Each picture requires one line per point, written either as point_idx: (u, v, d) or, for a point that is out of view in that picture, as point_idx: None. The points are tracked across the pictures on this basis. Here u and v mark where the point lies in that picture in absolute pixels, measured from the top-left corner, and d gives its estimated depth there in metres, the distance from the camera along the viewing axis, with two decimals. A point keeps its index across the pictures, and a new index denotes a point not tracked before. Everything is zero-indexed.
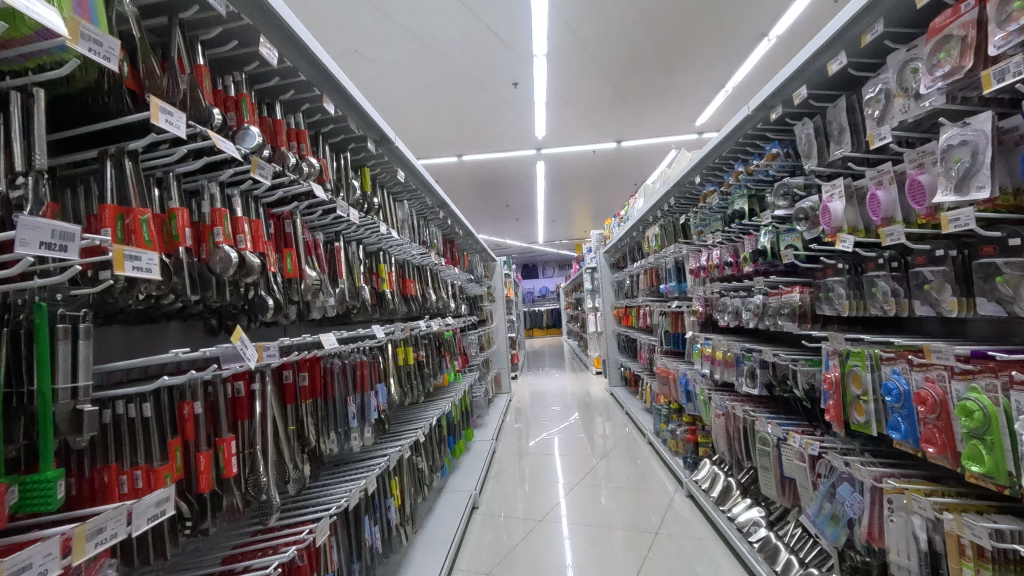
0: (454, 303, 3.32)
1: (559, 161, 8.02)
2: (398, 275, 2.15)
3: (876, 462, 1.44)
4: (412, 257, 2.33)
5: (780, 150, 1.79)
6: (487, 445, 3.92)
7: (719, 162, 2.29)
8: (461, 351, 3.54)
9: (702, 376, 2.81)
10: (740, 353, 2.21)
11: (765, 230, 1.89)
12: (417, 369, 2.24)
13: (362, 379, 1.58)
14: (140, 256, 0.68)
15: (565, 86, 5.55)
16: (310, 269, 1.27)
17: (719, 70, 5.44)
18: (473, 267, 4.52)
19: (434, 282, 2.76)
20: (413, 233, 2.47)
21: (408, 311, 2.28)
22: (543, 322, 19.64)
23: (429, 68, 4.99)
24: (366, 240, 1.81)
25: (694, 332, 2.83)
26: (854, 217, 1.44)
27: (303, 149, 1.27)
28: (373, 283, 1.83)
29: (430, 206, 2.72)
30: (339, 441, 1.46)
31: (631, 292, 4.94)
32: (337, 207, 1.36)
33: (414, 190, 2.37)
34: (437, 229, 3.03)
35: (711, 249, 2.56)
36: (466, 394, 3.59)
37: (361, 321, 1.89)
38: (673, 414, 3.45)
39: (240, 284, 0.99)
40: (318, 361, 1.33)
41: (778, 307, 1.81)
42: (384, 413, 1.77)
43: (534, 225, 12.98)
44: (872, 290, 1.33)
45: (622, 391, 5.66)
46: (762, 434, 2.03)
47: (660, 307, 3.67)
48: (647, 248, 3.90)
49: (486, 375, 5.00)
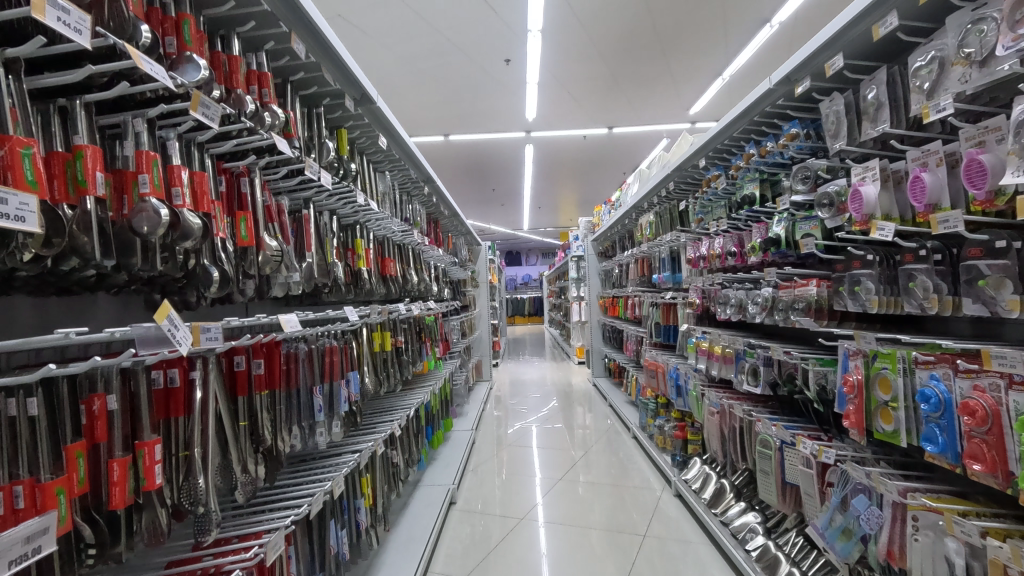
0: (437, 286, 3.14)
1: (548, 146, 7.81)
2: (377, 254, 1.96)
3: (900, 475, 1.31)
4: (393, 234, 2.13)
5: (801, 130, 1.64)
6: (467, 435, 3.76)
7: (727, 144, 2.13)
8: (442, 337, 3.35)
9: (696, 372, 2.68)
10: (742, 350, 2.07)
11: (778, 217, 1.74)
12: (395, 357, 2.06)
13: (332, 368, 1.40)
14: (6, 200, 0.51)
15: (559, 66, 5.34)
16: (270, 238, 1.07)
17: (718, 56, 5.30)
18: (458, 250, 4.34)
19: (416, 263, 2.57)
20: (395, 209, 2.27)
21: (387, 293, 2.09)
22: (525, 310, 19.51)
23: (417, 39, 4.73)
24: (341, 211, 1.61)
25: (690, 325, 2.69)
26: (887, 203, 1.29)
27: (266, 96, 1.08)
28: (347, 260, 1.64)
29: (415, 180, 2.52)
30: (301, 438, 1.28)
31: (620, 282, 4.80)
32: (305, 167, 1.16)
33: (397, 161, 2.17)
34: (421, 207, 2.84)
35: (713, 237, 2.41)
36: (446, 383, 3.41)
37: (334, 301, 1.70)
38: (660, 408, 3.33)
39: (176, 249, 0.80)
40: (279, 346, 1.14)
41: (790, 301, 1.66)
42: (357, 405, 1.59)
43: (520, 211, 12.78)
44: (909, 285, 1.19)
45: (605, 382, 5.55)
46: (763, 436, 1.90)
47: (651, 298, 3.53)
48: (640, 236, 3.76)
49: (467, 363, 4.84)
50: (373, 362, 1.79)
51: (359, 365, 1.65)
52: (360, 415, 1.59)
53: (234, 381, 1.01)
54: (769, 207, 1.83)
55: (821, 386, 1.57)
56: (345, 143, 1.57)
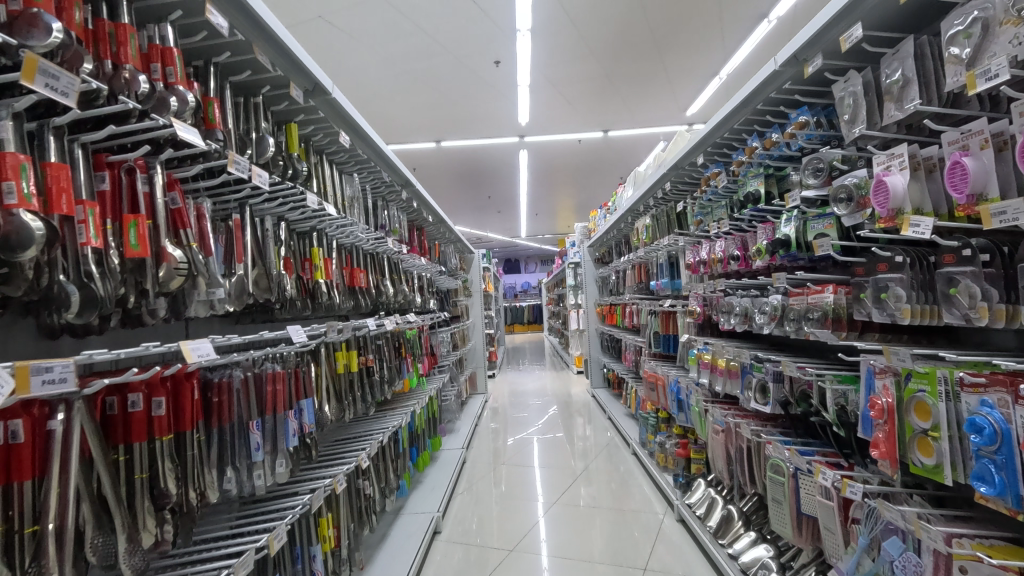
0: (419, 298, 2.95)
1: (542, 150, 7.65)
2: (342, 263, 1.77)
3: (941, 515, 1.10)
4: (362, 242, 1.95)
5: (810, 117, 1.46)
6: (457, 454, 3.55)
7: (727, 138, 1.95)
8: (428, 350, 3.16)
9: (697, 386, 2.49)
10: (748, 363, 1.88)
11: (787, 217, 1.55)
12: (363, 378, 1.87)
13: (275, 398, 1.22)
14: None
15: (551, 67, 5.20)
16: (176, 247, 0.88)
17: (714, 54, 5.15)
18: (446, 259, 4.15)
19: (394, 274, 2.38)
20: (366, 216, 2.08)
21: (356, 306, 1.90)
22: (525, 317, 19.28)
23: (403, 41, 4.58)
24: (291, 216, 1.42)
25: (690, 335, 2.49)
26: (918, 196, 1.10)
27: (170, 75, 0.89)
28: (301, 272, 1.45)
29: (391, 184, 2.34)
30: (235, 483, 1.09)
31: (617, 289, 4.62)
32: (227, 164, 0.97)
33: (368, 163, 1.99)
34: (400, 214, 2.65)
35: (713, 240, 2.23)
36: (433, 399, 3.22)
37: (288, 317, 1.51)
38: (661, 423, 3.13)
39: (14, 264, 0.61)
40: (193, 378, 0.95)
41: (802, 311, 1.47)
42: (311, 437, 1.40)
43: (516, 218, 12.60)
44: (950, 292, 1.00)
45: (604, 393, 5.36)
46: (775, 461, 1.69)
47: (649, 306, 3.34)
48: (636, 241, 3.58)
49: (459, 376, 4.64)
50: (334, 386, 1.59)
51: (315, 391, 1.46)
52: (315, 448, 1.40)
53: (125, 426, 0.82)
54: (776, 205, 1.64)
55: (842, 408, 1.37)
56: (296, 140, 1.39)
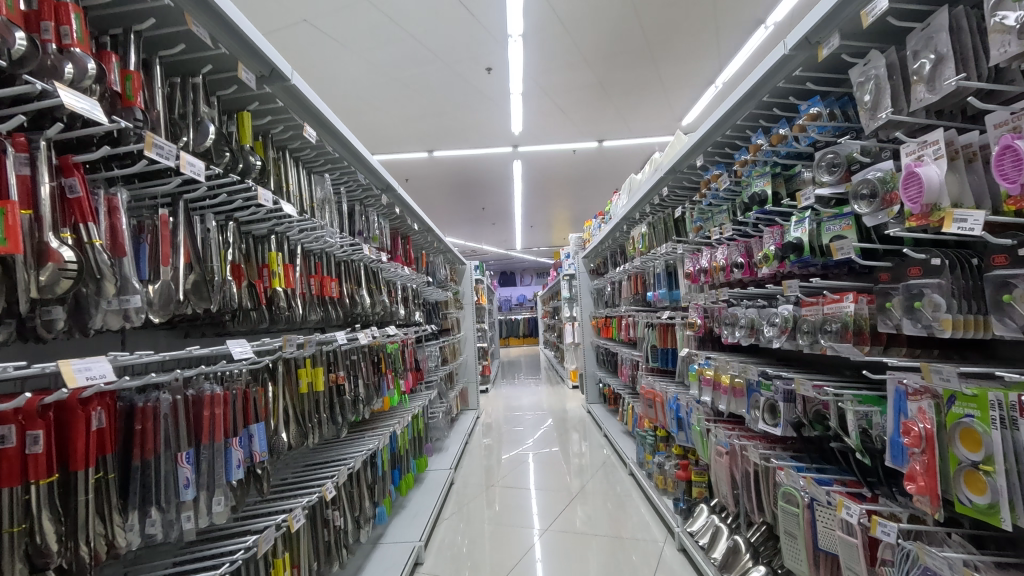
0: (403, 310, 2.78)
1: (536, 161, 7.54)
2: (308, 271, 1.61)
3: (991, 562, 0.93)
4: (333, 248, 1.79)
5: (823, 108, 1.32)
6: (444, 475, 3.36)
7: (729, 137, 1.81)
8: (413, 365, 3.00)
9: (699, 404, 2.33)
10: (755, 380, 1.72)
11: (798, 219, 1.40)
12: (331, 397, 1.70)
13: (212, 425, 1.04)
14: None
15: (544, 75, 5.10)
16: (64, 243, 0.72)
17: (710, 61, 5.06)
18: (434, 269, 3.99)
19: (373, 283, 2.22)
20: (339, 220, 1.93)
21: (326, 318, 1.74)
22: (519, 330, 19.05)
23: (391, 46, 4.46)
24: (242, 216, 1.26)
25: (690, 349, 2.33)
26: (957, 188, 0.95)
27: (66, 36, 0.74)
28: (252, 279, 1.29)
29: (370, 188, 2.19)
30: (158, 527, 0.92)
31: (612, 301, 4.47)
32: (142, 149, 0.82)
33: (341, 163, 1.84)
34: (381, 220, 2.50)
35: (715, 248, 2.08)
36: (418, 417, 3.04)
37: (242, 329, 1.35)
38: (659, 442, 2.96)
39: None
40: (89, 406, 0.79)
41: (818, 322, 1.32)
42: (262, 467, 1.23)
43: (511, 230, 12.47)
44: (1002, 299, 0.85)
45: (600, 408, 5.18)
46: (787, 489, 1.52)
47: (646, 318, 3.18)
48: (632, 250, 3.43)
49: (449, 392, 4.45)
50: (295, 406, 1.42)
51: (268, 413, 1.29)
52: (265, 481, 1.23)
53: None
54: (785, 207, 1.50)
55: (864, 432, 1.21)
56: (249, 131, 1.24)
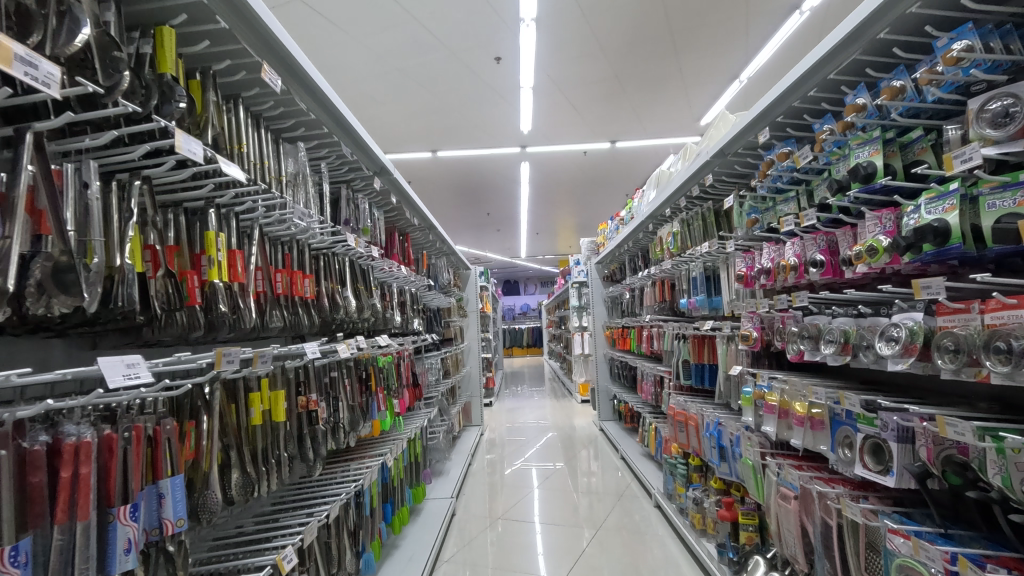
0: (398, 317, 2.40)
1: (545, 162, 7.19)
2: (267, 264, 1.24)
3: None
4: (307, 235, 1.42)
5: (976, 42, 0.96)
6: (444, 505, 2.95)
7: (811, 101, 1.42)
8: (410, 380, 2.61)
9: (753, 433, 1.92)
10: (849, 411, 1.33)
11: (934, 196, 1.02)
12: (298, 427, 1.32)
13: (75, 491, 0.66)
14: None
15: (557, 66, 4.75)
16: None
17: (735, 52, 4.71)
18: (436, 273, 3.62)
19: (361, 283, 1.84)
20: (316, 203, 1.55)
21: (295, 325, 1.36)
22: (523, 340, 18.62)
23: (393, 31, 4.11)
24: (158, 177, 0.88)
25: (742, 367, 1.94)
26: None
27: None
28: (169, 267, 0.91)
29: (358, 167, 1.81)
30: None
31: (630, 310, 4.09)
32: None
33: (318, 130, 1.46)
34: (372, 210, 2.12)
35: (779, 244, 1.70)
36: (414, 440, 2.64)
37: (166, 338, 0.97)
38: (693, 473, 2.56)
39: None
40: None
41: (975, 338, 0.93)
42: (178, 541, 0.84)
43: (516, 237, 12.09)
44: None
45: (614, 426, 4.79)
46: (902, 561, 1.12)
47: (677, 329, 2.79)
48: (659, 252, 3.06)
49: (451, 409, 4.05)
50: (244, 440, 1.05)
51: (195, 457, 0.92)
52: (184, 562, 0.84)
53: None
54: (903, 184, 1.12)
55: None
56: (172, 58, 0.87)
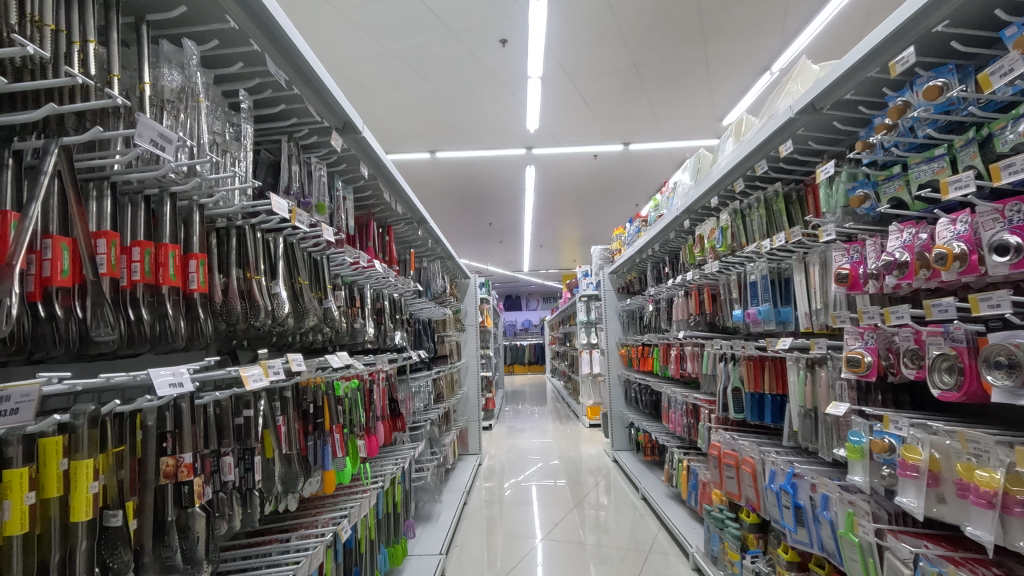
0: (372, 330, 1.85)
1: (552, 167, 6.69)
2: (84, 225, 0.69)
3: None
4: (190, 186, 0.87)
5: None
6: (430, 563, 2.37)
7: None
8: (388, 408, 2.05)
9: (864, 498, 1.34)
10: None
11: None
12: (154, 515, 0.76)
13: None
14: None
15: (569, 52, 4.26)
16: None
17: (767, 39, 4.21)
18: (428, 278, 3.08)
19: (305, 278, 1.28)
20: (222, 148, 1.00)
21: (165, 335, 0.81)
22: (525, 357, 18.06)
23: (384, 4, 3.61)
24: None
25: (840, 402, 1.38)
26: None
27: None
28: None
29: (306, 111, 1.27)
30: None
31: (654, 325, 3.55)
32: None
33: (220, 23, 0.92)
34: (333, 185, 1.58)
35: (918, 224, 1.15)
36: (390, 487, 2.06)
37: None
38: (752, 534, 1.97)
39: None
40: None
41: None
42: None
43: (517, 249, 11.59)
44: None
45: (629, 457, 4.20)
46: None
47: (723, 348, 2.24)
48: (697, 254, 2.52)
49: (443, 437, 3.48)
50: None
51: None
52: None
53: None
54: None
55: None
56: None
